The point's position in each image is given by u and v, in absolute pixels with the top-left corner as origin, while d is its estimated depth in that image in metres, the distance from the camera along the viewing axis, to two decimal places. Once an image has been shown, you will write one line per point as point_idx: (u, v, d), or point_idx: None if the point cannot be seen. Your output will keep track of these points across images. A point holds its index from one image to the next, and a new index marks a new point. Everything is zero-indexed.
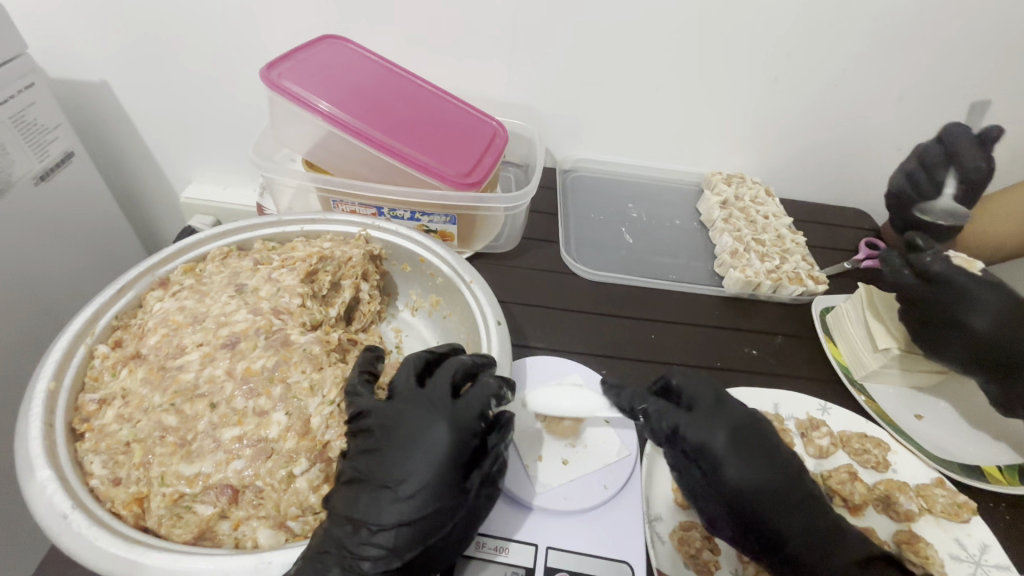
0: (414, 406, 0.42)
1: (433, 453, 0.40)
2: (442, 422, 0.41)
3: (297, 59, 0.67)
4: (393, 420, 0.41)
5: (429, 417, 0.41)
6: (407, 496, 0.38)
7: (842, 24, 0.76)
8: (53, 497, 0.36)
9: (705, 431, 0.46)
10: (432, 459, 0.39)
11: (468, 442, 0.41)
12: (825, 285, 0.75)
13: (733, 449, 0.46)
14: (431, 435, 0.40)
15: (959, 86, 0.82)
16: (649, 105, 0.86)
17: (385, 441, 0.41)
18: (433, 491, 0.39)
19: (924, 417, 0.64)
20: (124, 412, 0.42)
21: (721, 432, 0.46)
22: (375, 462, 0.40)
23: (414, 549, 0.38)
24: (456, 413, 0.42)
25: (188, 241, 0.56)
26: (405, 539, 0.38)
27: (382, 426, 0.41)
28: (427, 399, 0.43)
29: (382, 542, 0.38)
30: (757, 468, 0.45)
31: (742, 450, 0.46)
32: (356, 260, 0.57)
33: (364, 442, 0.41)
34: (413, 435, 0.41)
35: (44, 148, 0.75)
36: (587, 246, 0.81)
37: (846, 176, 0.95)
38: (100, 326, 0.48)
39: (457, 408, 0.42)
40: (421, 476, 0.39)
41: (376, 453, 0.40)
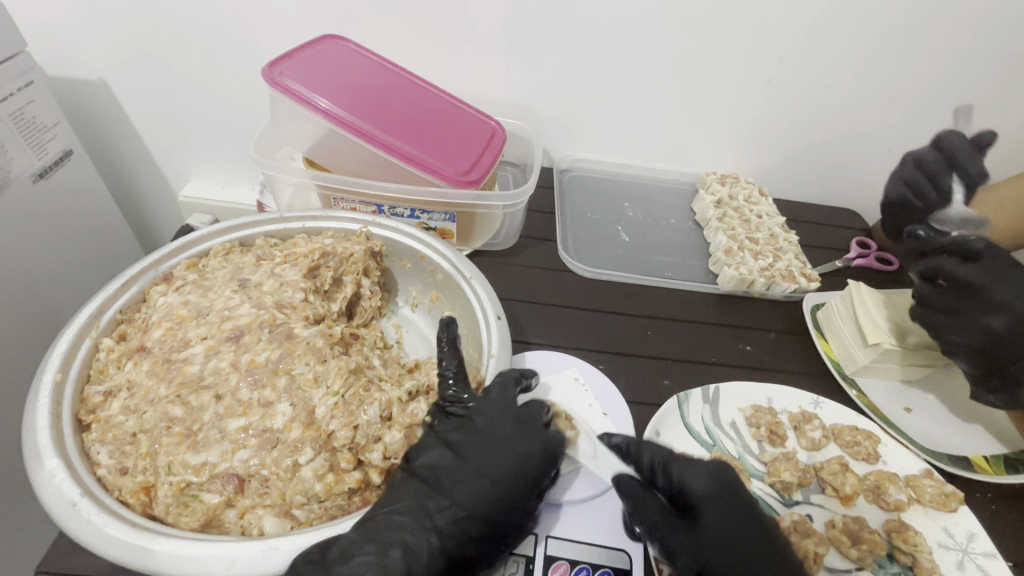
0: (512, 414, 0.46)
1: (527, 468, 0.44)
2: (541, 444, 0.45)
3: (298, 58, 0.67)
4: (496, 421, 0.45)
5: (529, 431, 0.46)
6: (496, 499, 0.42)
7: (832, 28, 0.77)
8: (62, 486, 0.37)
9: (687, 475, 0.46)
10: (525, 472, 0.44)
11: (554, 468, 0.46)
12: (817, 282, 0.76)
13: (712, 492, 0.46)
14: (532, 454, 0.45)
15: (947, 88, 0.84)
16: (645, 106, 0.87)
17: (486, 440, 0.44)
18: (518, 503, 0.43)
19: (913, 410, 0.65)
20: (130, 404, 0.43)
21: (702, 479, 0.46)
22: (470, 452, 0.44)
23: (484, 547, 0.41)
24: (556, 441, 0.47)
25: (190, 237, 0.56)
26: (480, 533, 0.41)
27: (480, 423, 0.45)
28: (528, 413, 0.47)
29: (465, 531, 0.41)
30: (739, 514, 0.45)
31: (719, 497, 0.46)
32: (357, 256, 0.58)
33: (461, 433, 0.45)
34: (513, 442, 0.45)
35: (44, 146, 0.75)
36: (583, 244, 0.82)
37: (837, 177, 0.96)
38: (104, 320, 0.48)
39: (551, 437, 0.47)
40: (514, 483, 0.43)
41: (473, 445, 0.44)
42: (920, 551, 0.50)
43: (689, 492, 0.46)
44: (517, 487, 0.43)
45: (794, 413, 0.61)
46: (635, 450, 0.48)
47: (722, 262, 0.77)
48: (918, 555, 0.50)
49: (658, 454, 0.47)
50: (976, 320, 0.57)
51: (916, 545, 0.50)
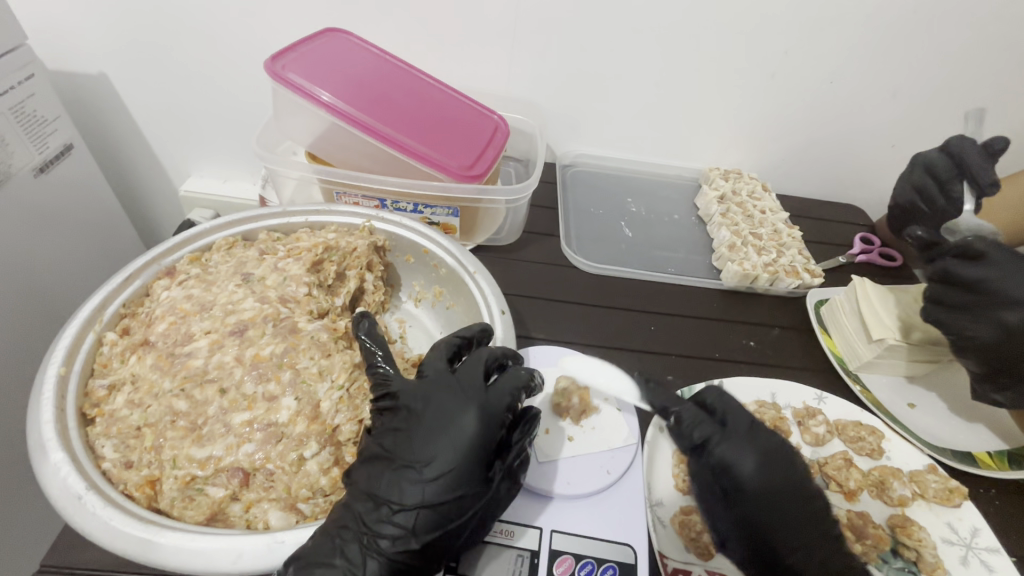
0: (441, 388, 0.43)
1: (463, 438, 0.40)
2: (473, 407, 0.42)
3: (301, 51, 0.67)
4: (421, 403, 0.42)
5: (457, 402, 0.42)
6: (432, 478, 0.39)
7: (836, 22, 0.77)
8: (67, 479, 0.37)
9: (740, 448, 0.46)
10: (458, 442, 0.40)
11: (494, 434, 0.42)
12: (820, 278, 0.76)
13: (760, 465, 0.45)
14: (460, 422, 0.41)
15: (952, 83, 0.83)
16: (648, 101, 0.87)
17: (412, 421, 0.41)
18: (458, 476, 0.39)
19: (917, 406, 0.65)
20: (134, 398, 0.43)
21: (754, 452, 0.46)
22: (398, 442, 0.41)
23: (432, 534, 0.39)
24: (487, 400, 0.42)
25: (193, 231, 0.56)
26: (424, 522, 0.38)
27: (408, 407, 0.42)
28: (452, 385, 0.43)
29: (402, 522, 0.38)
30: (780, 490, 0.45)
31: (771, 470, 0.45)
32: (361, 251, 0.57)
33: (389, 418, 0.43)
34: (441, 417, 0.41)
35: (44, 140, 0.75)
36: (587, 239, 0.82)
37: (840, 172, 0.96)
38: (108, 314, 0.48)
39: (487, 396, 0.43)
40: (447, 459, 0.40)
41: (401, 433, 0.41)
42: (924, 546, 0.50)
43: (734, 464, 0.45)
44: (453, 460, 0.40)
45: (798, 408, 0.61)
46: (686, 418, 0.47)
47: (726, 257, 0.77)
48: (921, 550, 0.50)
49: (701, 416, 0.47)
50: (982, 316, 0.56)
51: (919, 540, 0.50)
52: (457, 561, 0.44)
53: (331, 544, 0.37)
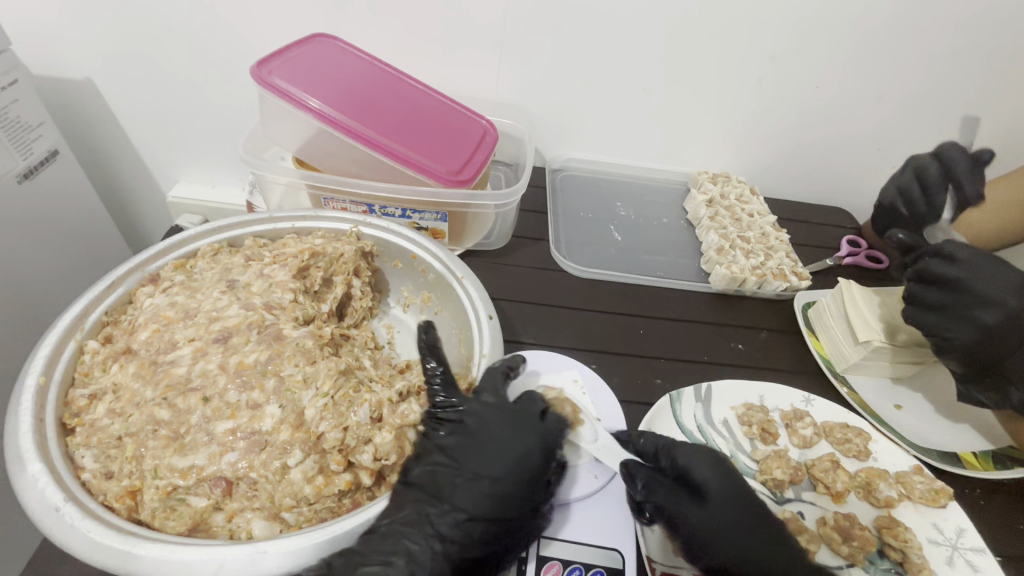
0: (508, 411, 0.47)
1: (531, 459, 0.45)
2: (542, 437, 0.46)
3: (288, 57, 0.67)
4: (492, 421, 0.45)
5: (522, 425, 0.46)
6: (502, 496, 0.42)
7: (821, 27, 0.78)
8: (45, 491, 0.36)
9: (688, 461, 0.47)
10: (526, 466, 0.44)
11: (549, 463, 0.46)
12: (808, 281, 0.76)
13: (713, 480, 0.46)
14: (526, 447, 0.45)
15: (934, 88, 0.84)
16: (636, 106, 0.87)
17: (478, 435, 0.44)
18: (520, 496, 0.43)
19: (903, 407, 0.66)
20: (115, 407, 0.42)
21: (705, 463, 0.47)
22: (474, 455, 0.44)
23: (492, 544, 0.41)
24: (545, 433, 0.47)
25: (178, 238, 0.56)
26: (486, 531, 0.41)
27: (476, 422, 0.45)
28: (518, 411, 0.47)
29: (464, 530, 0.41)
30: (718, 495, 0.45)
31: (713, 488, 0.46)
32: (348, 256, 0.57)
33: (450, 429, 0.45)
34: (510, 438, 0.45)
35: (28, 146, 0.74)
36: (576, 243, 0.82)
37: (827, 176, 0.97)
38: (89, 322, 0.47)
39: (547, 429, 0.47)
40: (518, 477, 0.43)
41: (473, 447, 0.44)
42: (909, 547, 0.50)
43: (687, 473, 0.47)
44: (524, 481, 0.44)
45: (785, 411, 0.62)
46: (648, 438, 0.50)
47: (714, 260, 0.78)
48: (908, 551, 0.50)
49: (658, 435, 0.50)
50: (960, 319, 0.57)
51: (905, 541, 0.51)
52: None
53: (384, 543, 0.38)
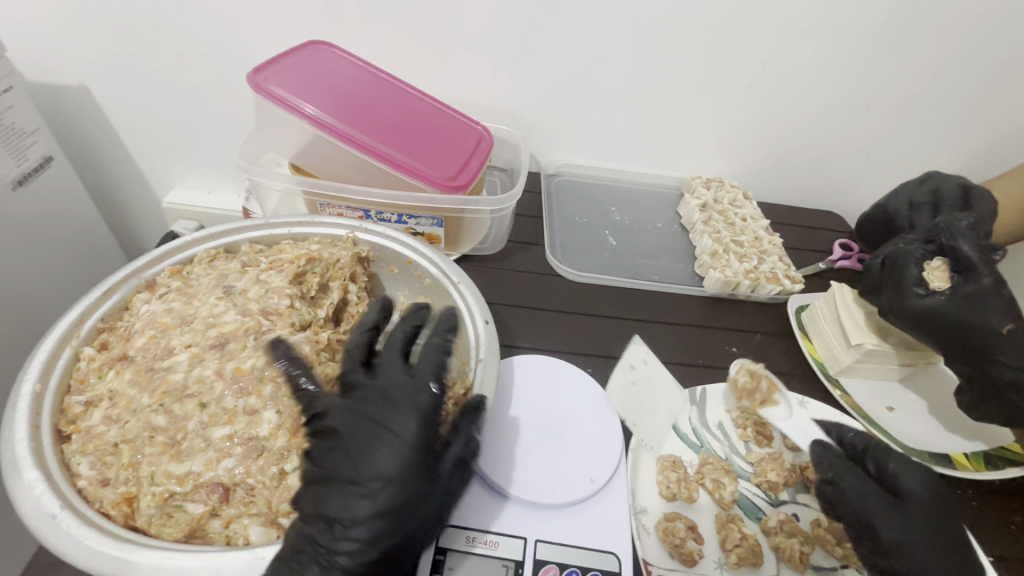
0: (399, 377, 0.42)
1: (422, 429, 0.40)
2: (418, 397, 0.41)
3: (283, 64, 0.67)
4: (382, 392, 0.42)
5: (407, 391, 0.42)
6: (391, 475, 0.38)
7: (811, 35, 0.79)
8: (41, 497, 0.36)
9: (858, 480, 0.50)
10: (413, 435, 0.40)
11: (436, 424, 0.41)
12: (801, 284, 0.77)
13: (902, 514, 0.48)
14: (401, 426, 0.40)
15: (923, 93, 0.86)
16: (630, 111, 0.88)
17: (350, 436, 0.40)
18: (408, 474, 0.39)
19: (896, 409, 0.67)
20: (112, 413, 0.42)
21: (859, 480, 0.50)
22: (359, 438, 0.40)
23: (390, 529, 0.38)
24: (417, 398, 0.41)
25: (174, 244, 0.56)
26: (382, 522, 0.38)
27: (366, 397, 0.41)
28: (389, 387, 0.42)
29: (358, 535, 0.37)
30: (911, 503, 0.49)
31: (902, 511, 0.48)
32: (344, 262, 0.57)
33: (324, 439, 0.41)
34: (401, 407, 0.41)
35: (23, 152, 0.74)
36: (571, 248, 0.83)
37: (818, 181, 0.98)
38: (85, 328, 0.47)
39: (411, 389, 0.42)
40: (403, 451, 0.39)
41: (356, 427, 0.40)
42: None
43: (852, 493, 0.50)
44: (408, 453, 0.39)
45: None
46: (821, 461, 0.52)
47: (708, 264, 0.78)
48: None
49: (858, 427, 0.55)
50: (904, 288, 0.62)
51: None
52: (445, 554, 0.45)
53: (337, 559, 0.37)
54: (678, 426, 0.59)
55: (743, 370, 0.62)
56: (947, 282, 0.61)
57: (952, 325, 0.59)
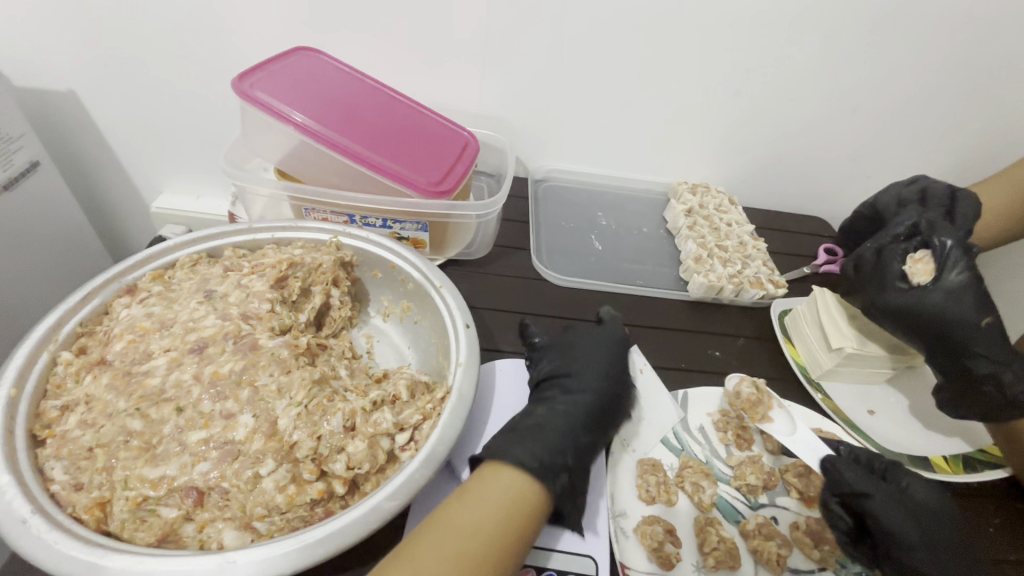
0: (586, 338, 0.62)
1: (625, 373, 0.60)
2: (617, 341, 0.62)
3: (269, 70, 0.68)
4: (576, 353, 0.61)
5: (615, 350, 0.61)
6: (598, 392, 0.56)
7: (793, 43, 0.80)
8: (13, 502, 0.36)
9: (876, 495, 0.49)
10: (606, 370, 0.59)
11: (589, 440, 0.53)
12: (784, 288, 0.78)
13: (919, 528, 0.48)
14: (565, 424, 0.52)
15: (904, 100, 0.87)
16: (616, 117, 0.89)
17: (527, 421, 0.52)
18: (611, 393, 0.57)
19: (876, 412, 0.67)
20: (87, 418, 0.42)
21: (880, 495, 0.49)
22: (576, 372, 0.58)
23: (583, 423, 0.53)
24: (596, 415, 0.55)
25: (156, 248, 0.56)
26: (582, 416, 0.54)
27: (561, 359, 0.60)
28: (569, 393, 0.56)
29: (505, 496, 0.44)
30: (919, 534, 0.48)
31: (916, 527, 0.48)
32: (326, 266, 0.58)
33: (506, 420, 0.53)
34: (601, 358, 0.60)
35: (9, 156, 0.74)
36: (557, 252, 0.83)
37: (803, 186, 0.99)
38: (64, 333, 0.47)
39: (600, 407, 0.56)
40: (595, 378, 0.58)
41: (567, 372, 0.59)
42: None
43: (872, 509, 0.49)
44: (599, 379, 0.58)
45: None
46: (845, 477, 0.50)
47: (692, 269, 0.79)
48: None
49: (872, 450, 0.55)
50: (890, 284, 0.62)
51: None
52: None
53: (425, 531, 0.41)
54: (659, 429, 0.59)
55: (746, 380, 0.62)
56: (930, 276, 0.61)
57: (933, 318, 0.60)
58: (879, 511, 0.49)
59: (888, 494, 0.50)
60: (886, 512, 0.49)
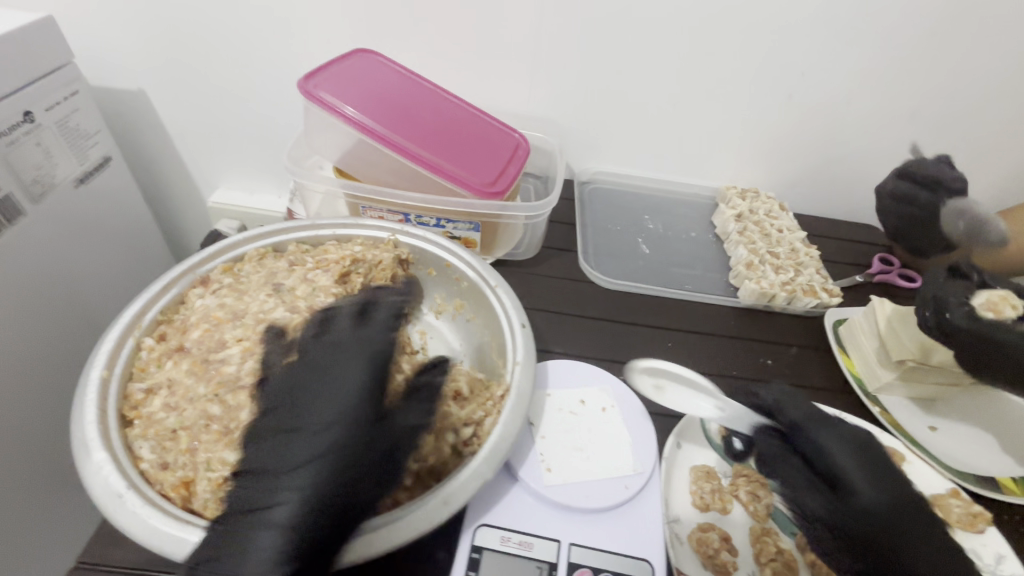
0: (336, 352, 0.44)
1: (321, 396, 0.41)
2: (373, 355, 0.43)
3: (331, 71, 0.70)
4: (309, 370, 0.43)
5: (324, 368, 0.43)
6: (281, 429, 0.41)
7: (851, 46, 0.78)
8: (109, 477, 0.38)
9: (816, 421, 0.51)
10: (340, 395, 0.41)
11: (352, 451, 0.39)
12: (839, 297, 0.76)
13: (846, 446, 0.50)
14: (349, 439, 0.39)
15: (970, 105, 0.84)
16: (666, 120, 0.88)
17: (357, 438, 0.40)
18: (330, 424, 0.40)
19: (938, 429, 0.65)
20: (171, 401, 0.44)
21: (794, 410, 0.52)
22: (284, 404, 0.42)
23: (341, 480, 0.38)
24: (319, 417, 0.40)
25: (228, 242, 0.59)
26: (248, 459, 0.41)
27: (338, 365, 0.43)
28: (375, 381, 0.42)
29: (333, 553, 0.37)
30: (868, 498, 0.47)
31: (853, 451, 0.50)
32: (387, 263, 0.59)
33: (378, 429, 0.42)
34: (310, 377, 0.42)
35: (85, 152, 0.79)
36: (604, 255, 0.83)
37: (859, 193, 0.96)
38: (146, 320, 0.50)
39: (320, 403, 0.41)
40: (320, 410, 0.40)
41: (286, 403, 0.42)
42: (954, 521, 0.54)
43: (796, 427, 0.51)
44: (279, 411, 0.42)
45: None
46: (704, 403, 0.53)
47: (743, 275, 0.78)
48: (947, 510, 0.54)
49: (796, 406, 0.53)
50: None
51: (950, 514, 0.54)
52: (479, 552, 0.46)
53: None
54: (711, 435, 0.58)
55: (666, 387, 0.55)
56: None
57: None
58: (807, 421, 0.51)
59: (814, 411, 0.52)
60: (852, 433, 0.51)
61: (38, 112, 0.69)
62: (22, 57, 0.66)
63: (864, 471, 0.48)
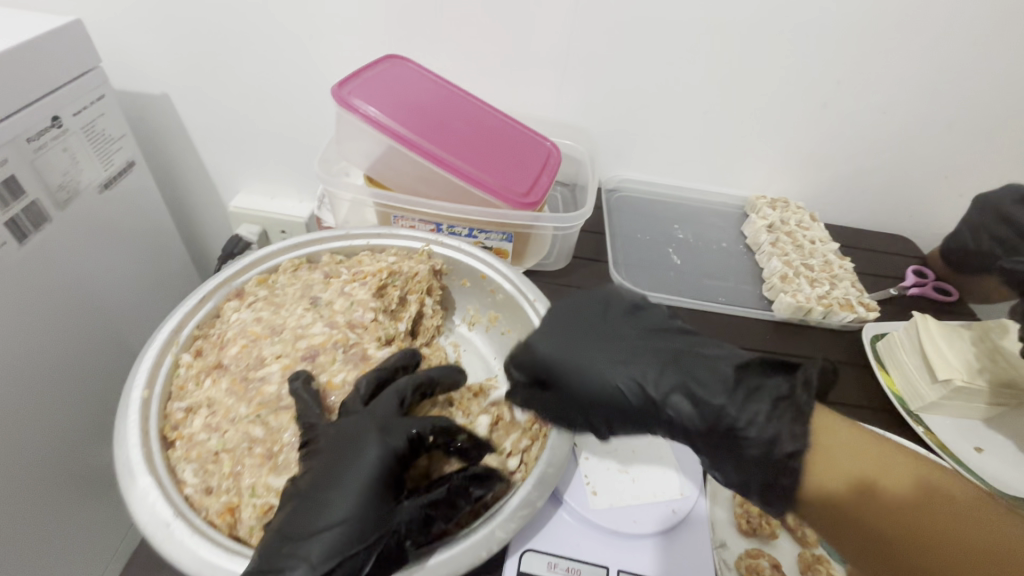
0: (373, 425, 0.42)
1: (358, 472, 0.40)
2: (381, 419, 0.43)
3: (363, 77, 0.68)
4: (349, 437, 0.42)
5: (361, 440, 0.41)
6: (316, 496, 0.39)
7: (891, 54, 0.76)
8: (155, 504, 0.38)
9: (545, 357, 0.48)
10: (365, 469, 0.40)
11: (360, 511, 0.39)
12: (876, 312, 0.74)
13: (598, 361, 0.47)
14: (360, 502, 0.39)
15: (1013, 115, 0.81)
16: (696, 128, 0.87)
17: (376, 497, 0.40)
18: (362, 495, 0.39)
19: (984, 450, 0.63)
20: (212, 421, 0.44)
21: (572, 349, 0.47)
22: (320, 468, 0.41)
23: (358, 552, 0.38)
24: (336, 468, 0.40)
25: (261, 253, 0.58)
26: (309, 505, 0.39)
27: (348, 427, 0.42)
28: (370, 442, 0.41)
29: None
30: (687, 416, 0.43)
31: (593, 359, 0.47)
32: (422, 276, 0.58)
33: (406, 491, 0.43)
34: (351, 450, 0.41)
35: (110, 157, 0.78)
36: (634, 265, 0.82)
37: (892, 203, 0.94)
38: (183, 336, 0.49)
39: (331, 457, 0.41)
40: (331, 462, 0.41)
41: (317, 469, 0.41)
42: None
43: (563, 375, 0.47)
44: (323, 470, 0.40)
45: None
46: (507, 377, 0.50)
47: (778, 288, 0.76)
48: None
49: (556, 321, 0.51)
50: None
51: None
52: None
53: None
54: None
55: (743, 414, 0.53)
56: None
57: None
58: (605, 358, 0.47)
59: (589, 333, 0.49)
60: (622, 351, 0.47)
61: (66, 117, 0.68)
62: (52, 62, 0.65)
63: (681, 391, 0.44)
